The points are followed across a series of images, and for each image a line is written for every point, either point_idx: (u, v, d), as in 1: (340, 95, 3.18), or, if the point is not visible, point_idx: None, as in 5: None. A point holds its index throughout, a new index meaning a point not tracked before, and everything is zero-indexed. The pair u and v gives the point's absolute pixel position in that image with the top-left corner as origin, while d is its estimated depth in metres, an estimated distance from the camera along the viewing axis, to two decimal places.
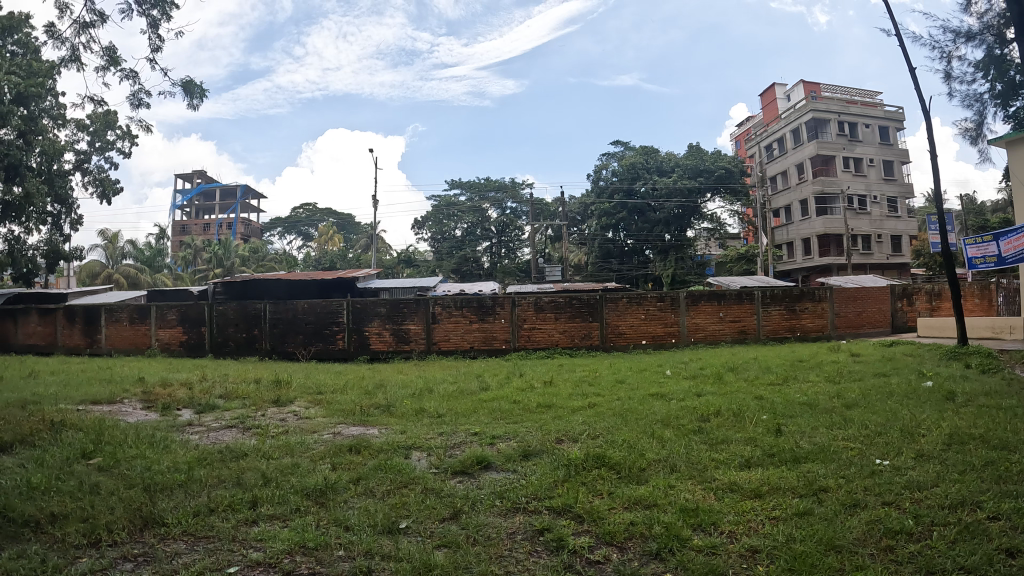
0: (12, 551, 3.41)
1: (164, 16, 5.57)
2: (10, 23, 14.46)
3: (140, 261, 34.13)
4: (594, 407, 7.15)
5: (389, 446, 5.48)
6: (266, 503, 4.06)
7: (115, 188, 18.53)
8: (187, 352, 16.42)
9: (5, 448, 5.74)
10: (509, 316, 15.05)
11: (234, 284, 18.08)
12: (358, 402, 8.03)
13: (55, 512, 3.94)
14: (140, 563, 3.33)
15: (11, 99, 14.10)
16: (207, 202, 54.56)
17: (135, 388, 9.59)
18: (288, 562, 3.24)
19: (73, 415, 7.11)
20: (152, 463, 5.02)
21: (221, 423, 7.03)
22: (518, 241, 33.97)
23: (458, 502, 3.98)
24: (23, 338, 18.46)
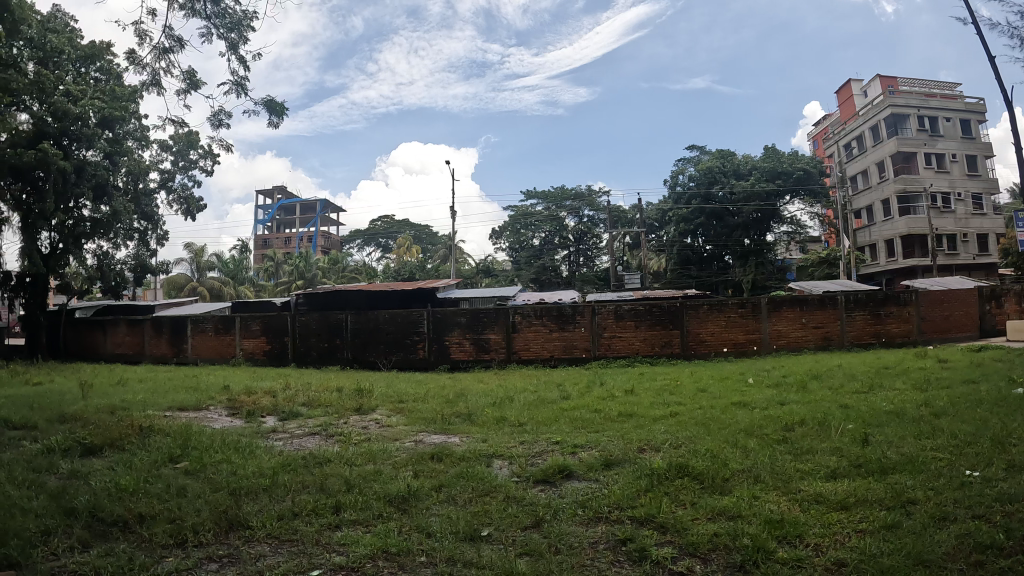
0: (101, 549, 3.61)
1: (242, 38, 5.63)
2: (94, 52, 16.74)
3: (224, 273, 35.61)
4: (676, 416, 7.04)
5: (472, 454, 5.54)
6: (349, 508, 4.16)
7: (199, 205, 19.39)
8: (270, 360, 17.00)
9: (97, 451, 6.06)
10: (589, 324, 14.97)
11: (317, 295, 18.57)
12: (439, 410, 8.15)
13: (143, 513, 4.12)
14: (225, 564, 3.46)
15: (97, 122, 16.41)
16: (287, 216, 56.60)
17: (222, 395, 10.00)
18: (370, 566, 3.30)
19: (161, 420, 7.46)
20: (238, 468, 5.20)
21: (303, 430, 7.26)
22: (596, 250, 34.10)
23: (540, 511, 3.98)
24: (112, 347, 19.57)
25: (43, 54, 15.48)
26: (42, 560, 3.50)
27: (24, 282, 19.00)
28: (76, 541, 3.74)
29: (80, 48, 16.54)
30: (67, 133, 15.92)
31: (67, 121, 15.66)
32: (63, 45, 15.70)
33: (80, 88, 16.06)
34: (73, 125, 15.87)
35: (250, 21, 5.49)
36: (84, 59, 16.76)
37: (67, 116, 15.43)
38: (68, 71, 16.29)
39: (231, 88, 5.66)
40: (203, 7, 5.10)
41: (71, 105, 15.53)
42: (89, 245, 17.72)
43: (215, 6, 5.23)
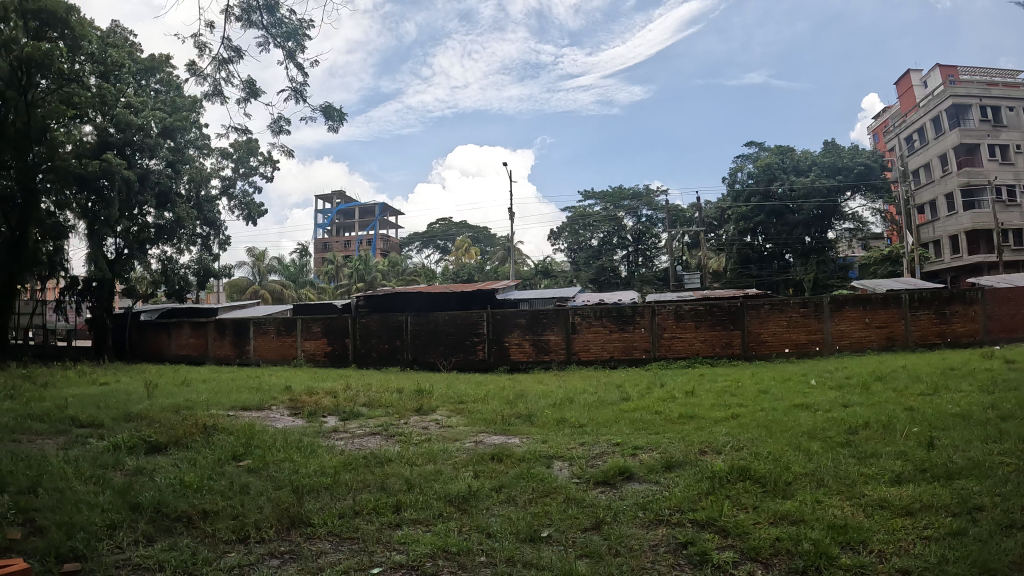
0: (167, 543, 3.74)
1: (299, 46, 5.58)
2: (154, 65, 17.94)
3: (285, 276, 36.41)
4: (737, 418, 6.91)
5: (531, 455, 5.55)
6: (409, 507, 4.21)
7: (260, 210, 19.93)
8: (331, 362, 17.40)
9: (162, 448, 6.29)
10: (649, 325, 14.85)
11: (377, 296, 18.91)
12: (500, 411, 8.20)
13: (207, 509, 4.25)
14: (286, 560, 3.54)
15: (159, 132, 17.28)
16: (346, 220, 57.67)
17: (283, 396, 10.24)
18: (431, 565, 3.34)
19: (226, 420, 7.68)
20: (300, 467, 5.32)
21: (364, 429, 7.39)
22: (655, 249, 33.31)
23: (600, 513, 3.96)
24: (176, 349, 20.29)
25: (103, 67, 15.76)
26: (109, 553, 3.64)
27: (91, 286, 19.70)
28: (141, 535, 3.89)
29: (139, 62, 17.74)
30: (130, 143, 16.62)
31: (129, 132, 16.36)
32: (123, 59, 15.92)
33: (141, 100, 16.76)
34: (136, 136, 16.59)
35: (306, 30, 5.44)
36: (144, 72, 17.92)
37: (130, 128, 16.08)
38: (129, 83, 17.02)
39: (289, 95, 5.65)
40: (260, 19, 5.22)
41: (134, 117, 16.21)
42: (153, 250, 18.42)
43: (271, 16, 5.29)
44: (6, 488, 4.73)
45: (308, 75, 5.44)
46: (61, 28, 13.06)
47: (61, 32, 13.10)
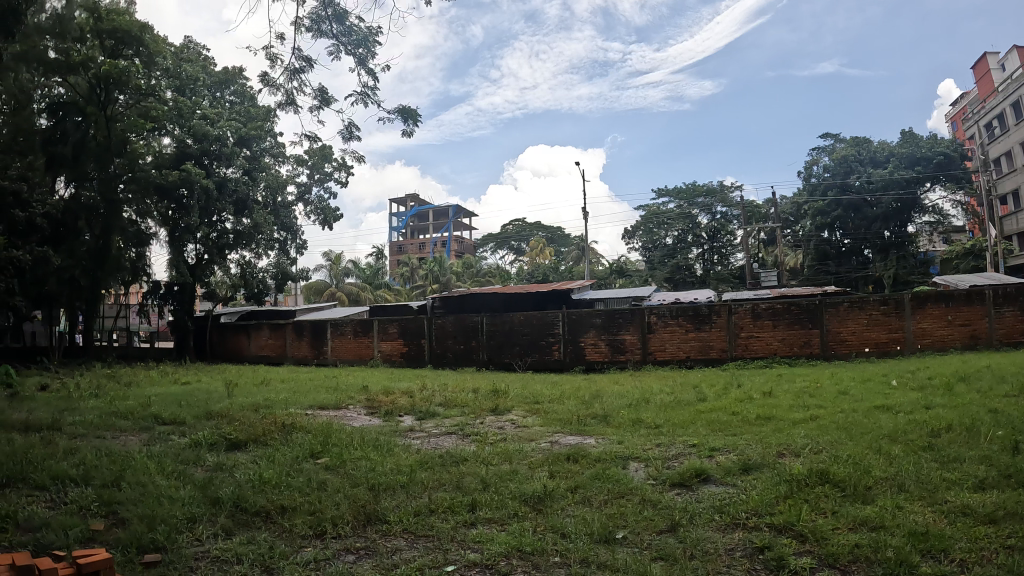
0: (246, 537, 3.88)
1: (369, 53, 5.66)
2: (228, 77, 18.74)
3: (362, 279, 37.27)
4: (816, 420, 6.67)
5: (607, 456, 5.51)
6: (484, 507, 4.24)
7: (335, 214, 20.47)
8: (407, 362, 17.76)
9: (242, 445, 6.54)
10: (725, 324, 14.54)
11: (452, 298, 19.12)
12: (574, 411, 8.18)
13: (284, 505, 4.39)
14: (362, 555, 3.62)
15: (235, 141, 18.04)
16: (421, 223, 58.71)
17: (361, 395, 10.48)
18: (505, 564, 3.37)
19: (305, 419, 7.91)
20: (376, 465, 5.45)
21: (440, 429, 7.49)
22: (731, 247, 32.68)
23: (676, 515, 3.90)
24: (255, 350, 21.04)
25: (179, 82, 17.51)
26: (188, 545, 3.81)
27: (172, 290, 20.69)
28: (220, 529, 4.05)
29: (214, 75, 18.59)
30: (207, 153, 17.39)
31: (207, 142, 17.16)
32: (196, 73, 17.68)
33: (216, 112, 17.66)
34: (213, 146, 17.34)
35: (376, 36, 5.52)
36: (218, 85, 18.76)
37: (207, 137, 17.03)
38: (204, 96, 18.18)
39: (359, 101, 5.72)
40: (330, 28, 5.34)
41: (210, 127, 17.13)
42: (232, 255, 19.21)
43: (340, 25, 5.41)
44: (94, 481, 5.01)
45: (377, 78, 5.49)
46: (136, 46, 14.10)
47: (136, 49, 14.12)
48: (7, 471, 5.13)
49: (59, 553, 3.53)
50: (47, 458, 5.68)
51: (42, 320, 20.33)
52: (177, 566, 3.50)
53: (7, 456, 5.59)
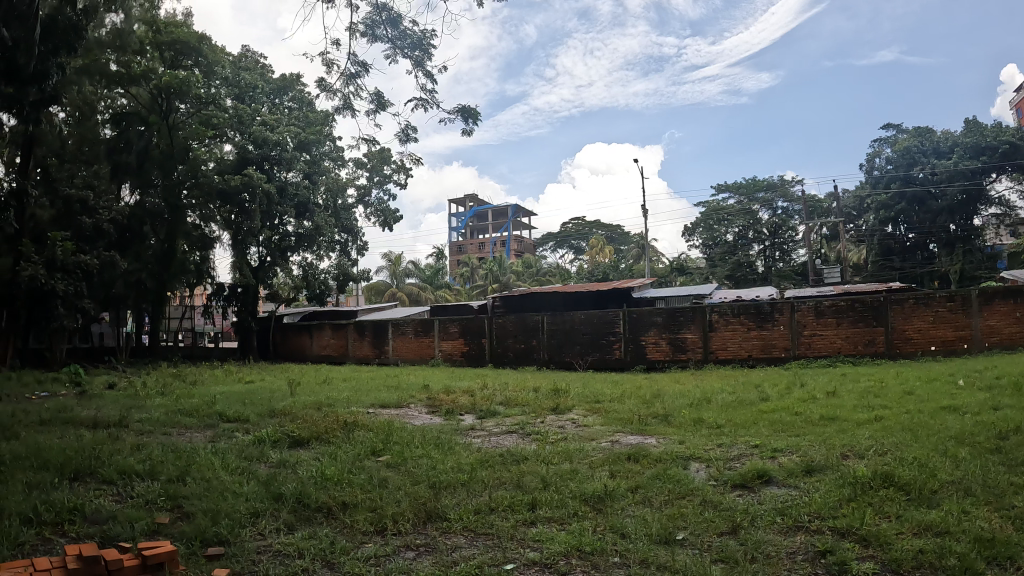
0: (308, 532, 3.98)
1: (425, 55, 5.71)
2: (286, 83, 19.25)
3: (423, 279, 37.69)
4: (882, 421, 6.46)
5: (668, 456, 5.46)
6: (544, 506, 4.25)
7: (395, 215, 20.79)
8: (468, 361, 17.94)
9: (305, 442, 6.70)
10: (788, 322, 14.21)
11: (512, 298, 19.30)
12: (635, 411, 8.08)
13: (346, 500, 4.49)
14: (421, 552, 3.67)
15: (295, 146, 18.56)
16: (481, 223, 59.06)
17: (421, 395, 10.57)
18: (564, 563, 3.36)
19: (367, 417, 8.05)
20: (437, 463, 5.51)
21: (500, 428, 7.51)
22: (793, 243, 31.52)
23: (737, 517, 3.84)
24: (317, 349, 21.53)
25: (238, 89, 18.11)
26: (251, 539, 3.92)
27: (236, 291, 21.24)
28: (283, 523, 4.17)
29: (273, 81, 19.14)
30: (268, 158, 17.89)
31: (266, 148, 17.71)
32: (254, 80, 18.26)
33: (275, 117, 18.16)
34: (274, 151, 17.84)
35: (431, 38, 5.57)
36: (278, 91, 19.30)
37: (267, 143, 17.56)
38: (265, 103, 18.74)
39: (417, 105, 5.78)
40: (384, 32, 5.43)
41: (270, 133, 17.67)
42: (294, 257, 19.82)
43: (394, 29, 5.48)
44: (160, 476, 5.21)
45: (435, 80, 5.53)
46: (194, 56, 15.67)
47: (196, 59, 15.71)
48: (78, 466, 5.37)
49: (126, 545, 3.69)
50: (116, 454, 5.92)
51: (111, 322, 21.11)
52: (240, 559, 3.62)
53: (77, 451, 5.86)
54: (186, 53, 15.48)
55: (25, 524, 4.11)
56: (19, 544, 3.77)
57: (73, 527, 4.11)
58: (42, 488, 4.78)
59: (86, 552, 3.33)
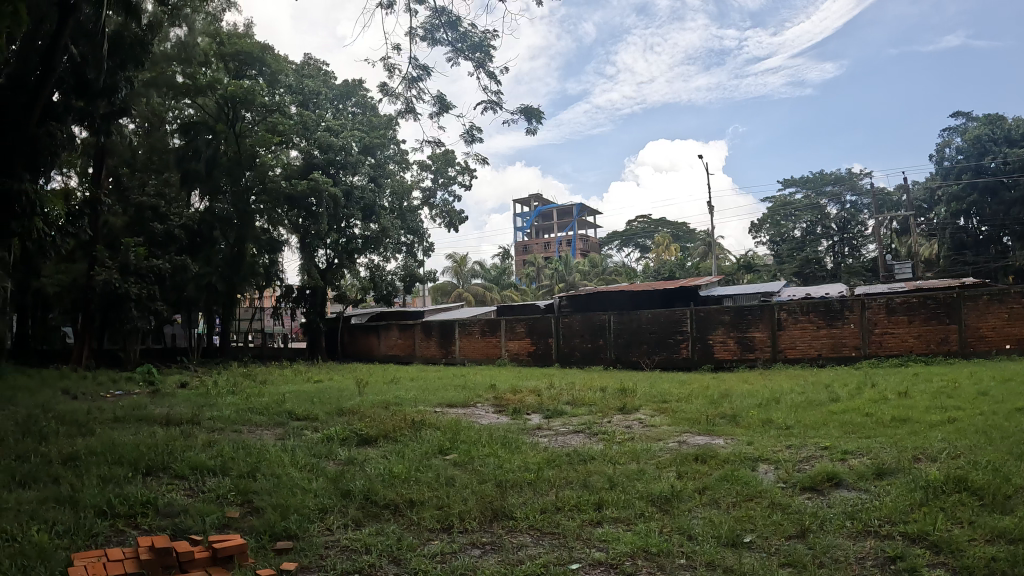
0: (376, 528, 4.05)
1: (487, 57, 5.74)
2: (349, 88, 19.57)
3: (488, 279, 37.97)
4: (956, 423, 6.21)
5: (736, 457, 5.37)
6: (611, 505, 4.23)
7: (459, 217, 21.00)
8: (536, 361, 18.16)
9: (373, 440, 6.82)
10: (858, 320, 13.80)
11: (578, 298, 19.40)
12: (704, 411, 7.97)
13: (413, 498, 4.54)
14: (487, 550, 3.70)
15: (361, 150, 18.92)
16: (546, 223, 59.13)
17: (488, 394, 10.64)
18: (630, 564, 3.34)
19: (435, 416, 8.14)
20: (505, 462, 5.52)
21: (567, 428, 7.51)
22: (863, 238, 30.63)
23: (806, 520, 3.75)
24: (384, 349, 22.04)
25: (301, 96, 18.45)
26: (318, 534, 4.01)
27: (304, 294, 21.70)
28: (350, 519, 4.25)
29: (336, 88, 19.51)
30: (333, 163, 18.22)
31: (332, 153, 18.09)
32: (317, 87, 18.62)
33: (339, 123, 18.56)
34: (338, 156, 18.19)
35: (491, 40, 5.58)
36: (342, 96, 19.69)
37: (332, 148, 17.96)
38: (327, 108, 19.18)
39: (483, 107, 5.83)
40: (444, 35, 5.47)
41: (335, 139, 18.07)
42: (361, 259, 20.04)
43: (455, 32, 5.53)
44: (231, 471, 5.38)
45: (498, 81, 5.55)
46: (257, 66, 16.19)
47: (259, 69, 16.24)
48: (150, 461, 5.57)
49: (196, 537, 3.82)
50: (189, 450, 6.12)
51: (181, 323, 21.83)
52: (306, 554, 3.70)
53: (152, 447, 6.08)
54: (249, 63, 16.06)
55: (100, 516, 4.29)
56: (93, 535, 3.93)
57: (144, 519, 4.26)
58: (116, 481, 4.99)
59: (157, 543, 3.44)
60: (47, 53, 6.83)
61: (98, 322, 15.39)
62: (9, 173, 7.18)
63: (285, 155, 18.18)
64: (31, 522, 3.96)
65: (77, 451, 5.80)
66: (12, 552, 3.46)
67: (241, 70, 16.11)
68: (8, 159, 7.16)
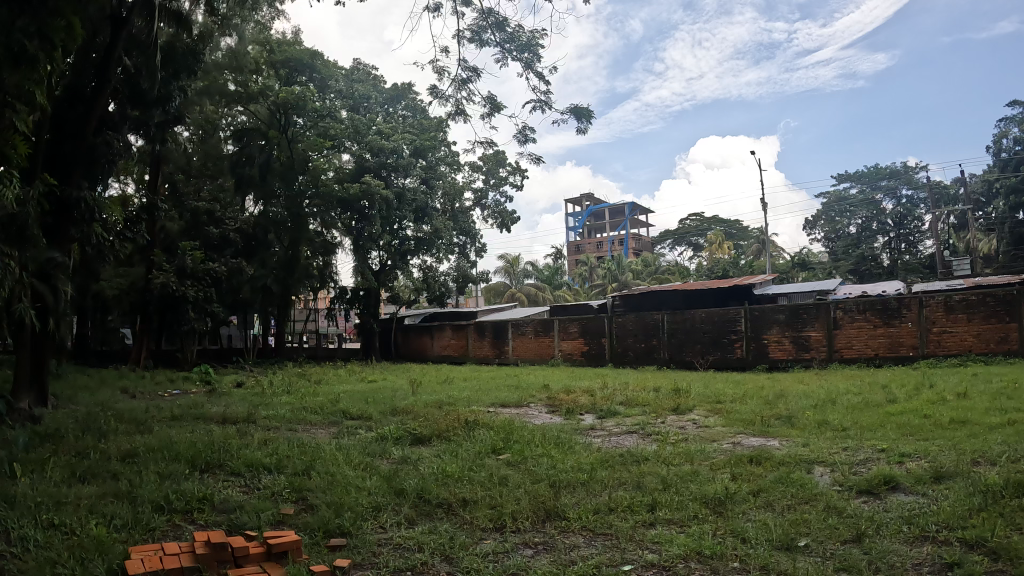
0: (429, 526, 4.11)
1: (535, 56, 5.72)
2: (398, 92, 19.85)
3: (540, 279, 38.03)
4: (1018, 425, 5.98)
5: (791, 459, 5.29)
6: (664, 507, 4.22)
7: (512, 217, 21.10)
8: (589, 361, 18.11)
9: (428, 440, 6.93)
10: (916, 319, 13.38)
11: (631, 297, 19.29)
12: (758, 412, 7.84)
13: (466, 497, 4.60)
14: (540, 550, 3.72)
15: (412, 152, 19.16)
16: (598, 222, 58.90)
17: (541, 394, 10.67)
18: (683, 566, 3.32)
19: (488, 416, 8.21)
20: (558, 462, 5.55)
21: (621, 428, 7.48)
22: (919, 234, 29.66)
23: (862, 524, 3.67)
24: (438, 349, 22.35)
25: (351, 101, 18.80)
26: (372, 532, 4.10)
27: (358, 295, 22.09)
28: (404, 517, 4.32)
29: (386, 92, 19.82)
30: (385, 166, 18.57)
31: (383, 155, 18.40)
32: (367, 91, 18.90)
33: (390, 126, 18.81)
34: (390, 158, 18.51)
35: (538, 40, 5.59)
36: (391, 100, 20.00)
37: (383, 151, 18.26)
38: (378, 112, 19.50)
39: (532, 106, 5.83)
40: (491, 36, 5.52)
41: (386, 142, 18.37)
42: (414, 260, 20.32)
43: (502, 32, 5.54)
44: (286, 469, 5.52)
45: (546, 81, 5.55)
46: (308, 72, 16.56)
47: (309, 75, 16.60)
48: (208, 459, 5.76)
49: (252, 533, 3.95)
50: (245, 448, 6.30)
51: (239, 324, 22.43)
52: (361, 551, 3.78)
53: (208, 445, 6.28)
54: (299, 69, 16.39)
55: (158, 511, 4.45)
56: (152, 529, 4.09)
57: (200, 515, 4.40)
58: (175, 478, 5.18)
59: (214, 539, 3.55)
60: (101, 66, 7.27)
61: (157, 324, 15.96)
62: (68, 183, 7.52)
63: (338, 158, 18.62)
64: (91, 516, 4.13)
65: (137, 448, 6.03)
66: (73, 544, 3.62)
67: (292, 76, 16.45)
68: (67, 169, 7.52)
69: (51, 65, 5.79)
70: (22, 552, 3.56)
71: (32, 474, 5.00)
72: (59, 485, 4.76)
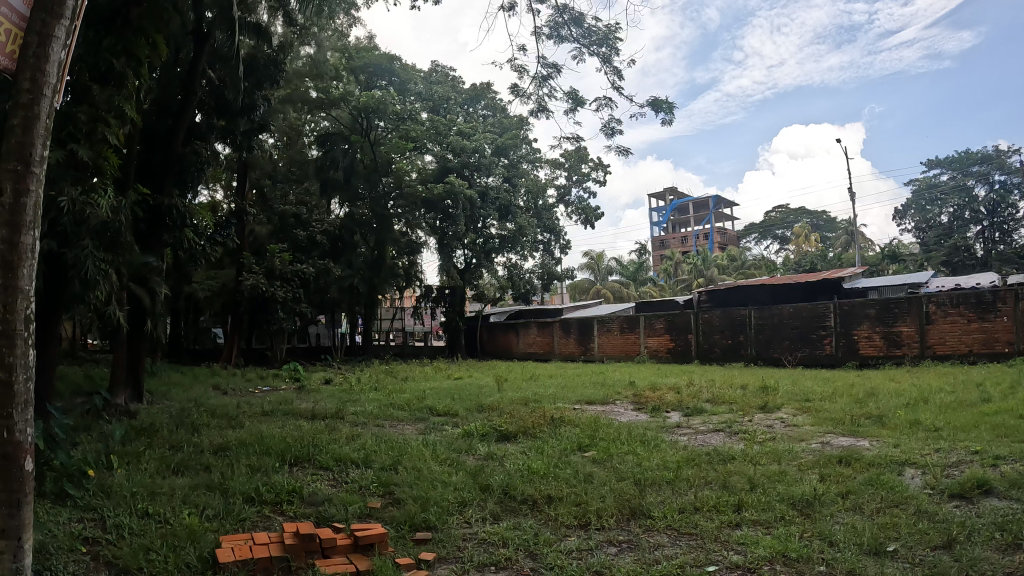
0: (513, 522, 4.16)
1: (613, 50, 5.66)
2: (477, 92, 20.08)
3: (624, 275, 37.78)
4: None
5: (882, 460, 5.07)
6: (751, 508, 4.12)
7: (596, 213, 20.99)
8: (675, 358, 17.82)
9: (513, 436, 6.99)
10: (1013, 313, 12.48)
11: (718, 292, 18.88)
12: (849, 411, 7.54)
13: (551, 494, 4.62)
14: (623, 549, 3.70)
15: (493, 151, 19.32)
16: (682, 216, 57.84)
17: (627, 391, 10.59)
18: (768, 570, 3.24)
19: (571, 413, 8.21)
20: (642, 460, 5.50)
21: (708, 426, 7.34)
22: (1015, 222, 27.60)
23: (954, 530, 3.49)
24: (524, 347, 22.59)
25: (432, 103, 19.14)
26: (457, 526, 4.17)
27: (444, 294, 22.49)
28: (489, 513, 4.39)
29: (465, 92, 20.09)
30: (467, 165, 18.86)
31: (465, 155, 18.68)
32: (446, 92, 19.19)
33: (472, 126, 19.04)
34: (472, 157, 18.77)
35: (617, 33, 5.53)
36: (471, 100, 20.26)
37: (464, 151, 18.51)
38: (458, 112, 19.79)
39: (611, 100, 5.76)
40: (569, 33, 5.51)
41: (467, 141, 18.60)
42: (499, 258, 20.52)
43: (579, 28, 5.53)
44: (373, 463, 5.70)
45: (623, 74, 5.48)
46: (386, 76, 16.97)
47: (388, 79, 17.02)
48: (297, 453, 5.98)
49: (340, 524, 4.10)
50: (333, 443, 6.52)
51: (328, 323, 23.18)
52: (446, 544, 3.87)
53: (297, 440, 6.52)
54: (378, 73, 16.79)
55: (249, 502, 4.67)
56: (243, 519, 4.29)
57: (289, 506, 4.59)
58: (264, 470, 5.42)
59: (303, 530, 3.70)
60: (187, 79, 7.73)
61: (247, 324, 16.69)
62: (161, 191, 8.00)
63: (420, 160, 19.19)
64: (185, 506, 4.37)
65: (228, 442, 6.33)
66: (167, 532, 3.84)
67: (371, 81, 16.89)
68: (159, 177, 8.02)
69: (137, 81, 6.21)
70: (118, 538, 3.81)
71: (128, 466, 5.32)
72: (154, 477, 5.06)
